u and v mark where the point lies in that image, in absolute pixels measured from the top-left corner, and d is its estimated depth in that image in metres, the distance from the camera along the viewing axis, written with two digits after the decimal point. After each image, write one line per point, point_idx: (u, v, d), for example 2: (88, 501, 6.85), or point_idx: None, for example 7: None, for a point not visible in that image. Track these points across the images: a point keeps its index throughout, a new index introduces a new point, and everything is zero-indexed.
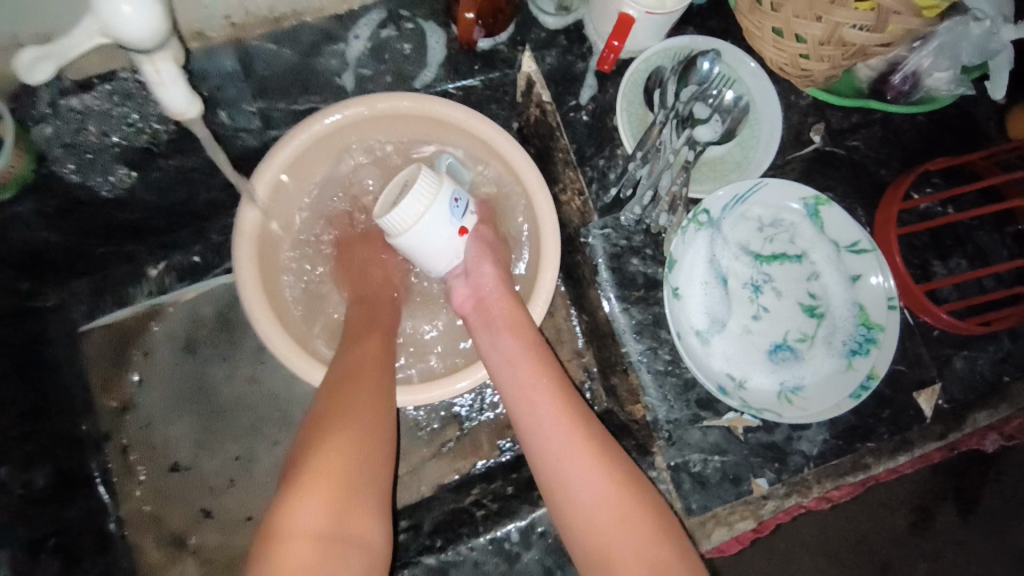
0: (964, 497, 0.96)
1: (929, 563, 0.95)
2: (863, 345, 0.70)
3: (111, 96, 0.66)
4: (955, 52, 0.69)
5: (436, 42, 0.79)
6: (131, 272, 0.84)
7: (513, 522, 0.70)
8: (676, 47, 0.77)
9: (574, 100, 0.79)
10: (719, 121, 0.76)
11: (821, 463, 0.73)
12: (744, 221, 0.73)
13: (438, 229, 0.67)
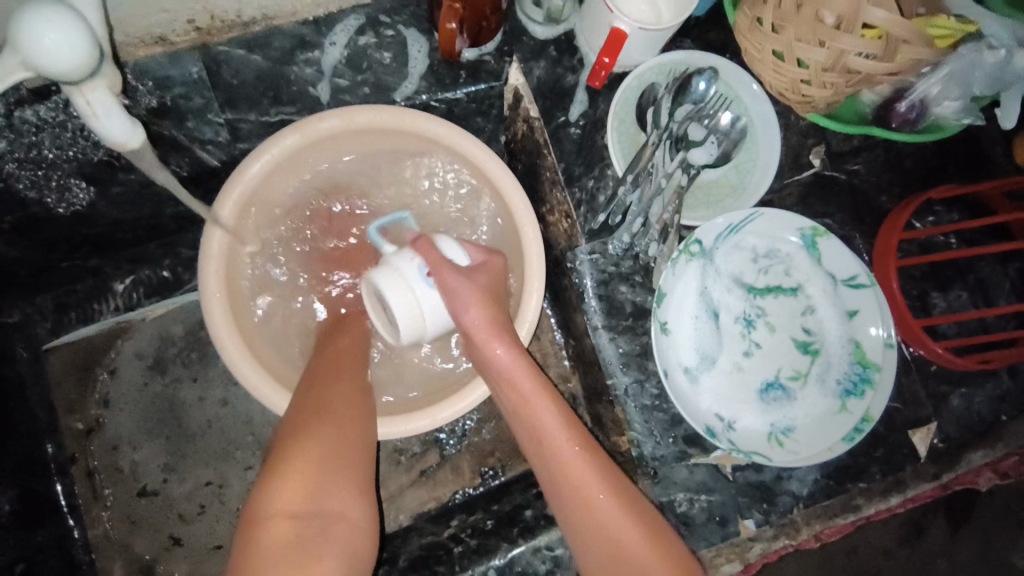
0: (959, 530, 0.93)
1: None
2: (857, 386, 0.67)
3: (68, 107, 0.61)
4: (967, 80, 0.64)
5: (418, 51, 0.75)
6: (96, 287, 0.79)
7: (490, 560, 0.68)
8: (670, 62, 0.72)
9: (563, 116, 0.74)
10: (715, 144, 0.72)
11: (811, 504, 0.71)
12: (738, 252, 0.69)
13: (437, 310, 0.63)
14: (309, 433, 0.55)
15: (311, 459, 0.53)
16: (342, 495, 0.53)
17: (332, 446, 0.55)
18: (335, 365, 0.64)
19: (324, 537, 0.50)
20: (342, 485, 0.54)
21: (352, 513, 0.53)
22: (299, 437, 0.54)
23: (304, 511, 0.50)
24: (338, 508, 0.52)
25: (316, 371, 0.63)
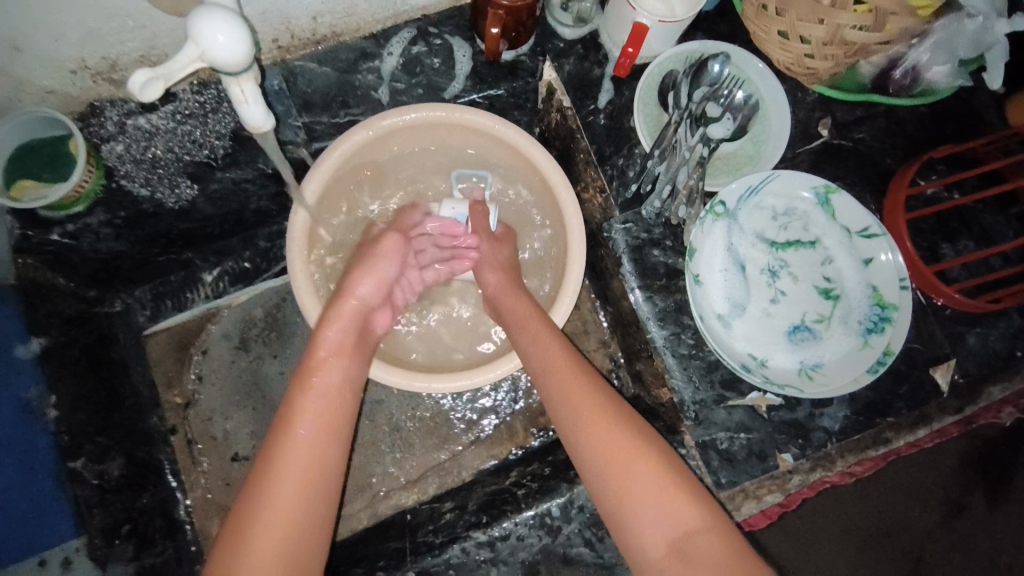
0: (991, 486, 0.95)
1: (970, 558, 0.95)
2: (877, 324, 0.74)
3: (174, 116, 0.73)
4: (953, 46, 0.72)
5: (463, 55, 0.85)
6: (187, 278, 0.90)
7: (552, 498, 0.74)
8: (686, 52, 0.82)
9: (593, 105, 0.84)
10: (731, 119, 0.81)
11: (843, 439, 0.77)
12: (759, 212, 0.77)
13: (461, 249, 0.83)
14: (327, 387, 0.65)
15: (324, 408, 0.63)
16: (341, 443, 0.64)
17: (337, 397, 0.65)
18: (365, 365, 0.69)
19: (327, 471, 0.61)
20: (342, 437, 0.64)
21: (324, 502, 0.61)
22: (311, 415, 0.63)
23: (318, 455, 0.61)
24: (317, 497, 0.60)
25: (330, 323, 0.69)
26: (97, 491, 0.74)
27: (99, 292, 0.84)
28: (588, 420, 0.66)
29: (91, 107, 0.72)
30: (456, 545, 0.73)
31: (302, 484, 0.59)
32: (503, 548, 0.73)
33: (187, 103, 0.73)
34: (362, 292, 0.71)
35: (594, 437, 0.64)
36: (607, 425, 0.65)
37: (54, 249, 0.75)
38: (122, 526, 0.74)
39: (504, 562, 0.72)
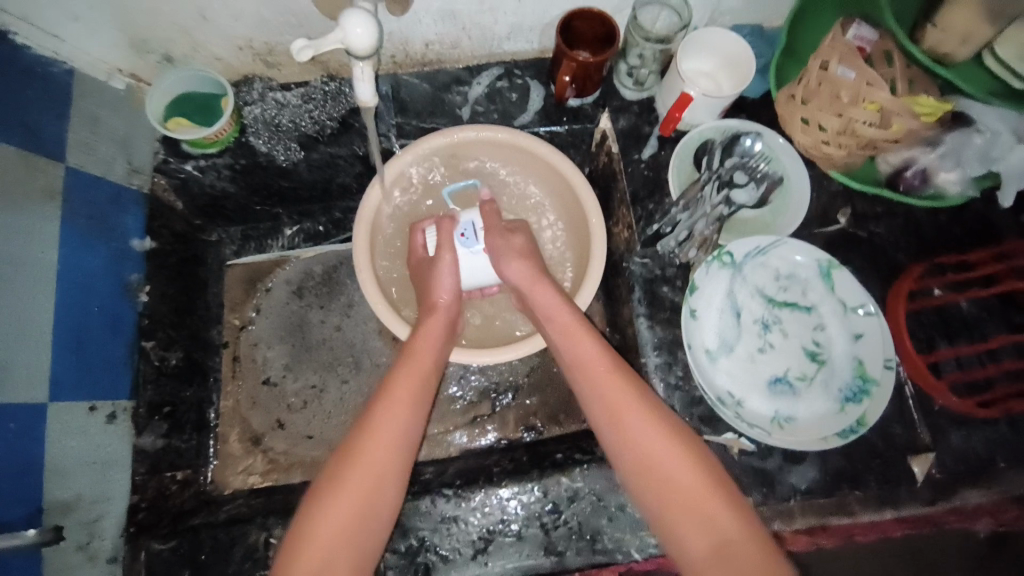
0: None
1: None
2: (856, 394, 0.80)
3: (301, 96, 0.96)
4: (959, 155, 0.82)
5: (537, 95, 1.02)
6: (272, 228, 1.10)
7: (524, 481, 0.81)
8: (726, 125, 0.94)
9: (637, 155, 0.96)
10: (755, 188, 0.90)
11: (806, 497, 0.80)
12: (763, 270, 0.86)
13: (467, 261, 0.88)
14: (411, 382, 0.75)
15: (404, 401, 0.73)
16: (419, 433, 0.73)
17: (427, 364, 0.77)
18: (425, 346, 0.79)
19: (405, 462, 0.69)
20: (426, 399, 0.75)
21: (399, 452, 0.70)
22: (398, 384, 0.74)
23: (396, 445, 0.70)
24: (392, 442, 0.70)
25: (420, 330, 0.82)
26: (154, 370, 0.89)
27: (203, 223, 1.05)
28: (633, 425, 0.69)
29: (245, 79, 0.96)
30: (428, 496, 0.81)
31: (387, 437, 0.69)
32: (466, 510, 0.80)
33: (315, 89, 0.96)
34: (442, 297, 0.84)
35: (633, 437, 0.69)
36: (653, 427, 0.68)
37: (183, 176, 0.95)
38: (164, 406, 0.89)
39: (465, 521, 0.80)
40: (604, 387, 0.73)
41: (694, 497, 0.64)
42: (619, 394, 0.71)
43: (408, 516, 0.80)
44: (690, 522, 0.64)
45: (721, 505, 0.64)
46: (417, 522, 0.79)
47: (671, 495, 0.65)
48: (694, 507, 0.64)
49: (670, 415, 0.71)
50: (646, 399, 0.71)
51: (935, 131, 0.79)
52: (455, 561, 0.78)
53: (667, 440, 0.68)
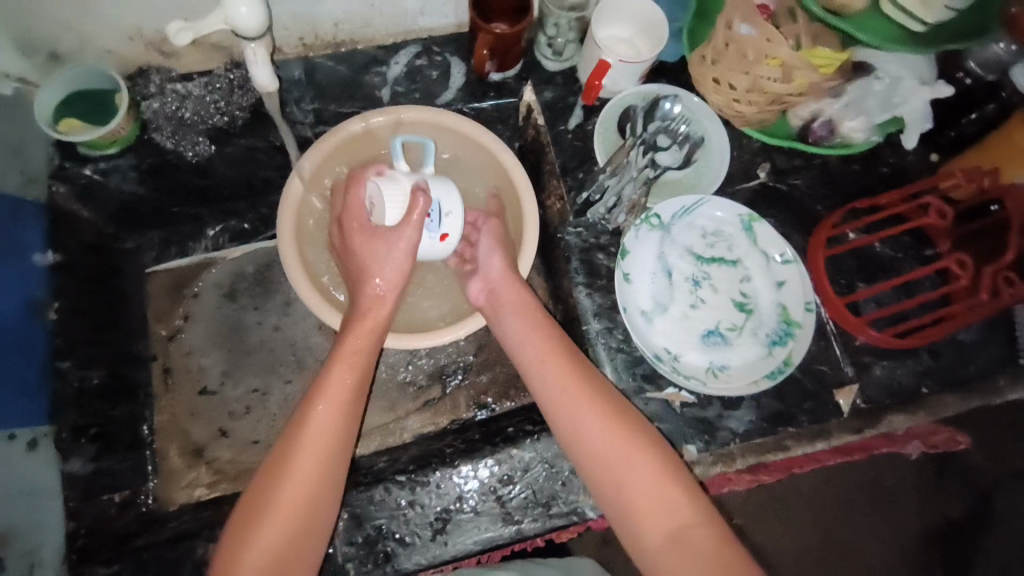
0: (930, 536, 1.11)
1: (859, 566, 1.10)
2: (782, 337, 0.85)
3: (204, 86, 0.92)
4: (863, 104, 0.89)
5: (458, 71, 1.00)
6: (193, 230, 1.00)
7: (478, 459, 0.82)
8: (646, 90, 0.95)
9: (563, 125, 0.97)
10: (678, 150, 0.93)
11: (746, 439, 0.85)
12: (690, 229, 0.89)
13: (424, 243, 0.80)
14: (333, 400, 0.70)
15: (328, 423, 0.68)
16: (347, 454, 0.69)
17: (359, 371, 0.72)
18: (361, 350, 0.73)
19: (336, 478, 0.68)
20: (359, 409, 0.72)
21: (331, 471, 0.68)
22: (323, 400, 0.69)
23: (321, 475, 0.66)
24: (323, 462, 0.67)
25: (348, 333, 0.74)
26: (75, 393, 0.84)
27: (116, 231, 0.96)
28: (591, 420, 0.72)
29: (140, 70, 0.90)
30: (381, 486, 0.80)
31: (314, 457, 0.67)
32: (421, 493, 0.80)
33: (219, 78, 0.92)
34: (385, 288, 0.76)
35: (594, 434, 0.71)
36: (611, 424, 0.71)
37: (86, 180, 0.91)
38: (91, 428, 0.85)
39: (422, 504, 0.80)
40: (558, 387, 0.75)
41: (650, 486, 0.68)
42: (574, 391, 0.74)
43: (362, 507, 0.79)
44: (655, 511, 0.67)
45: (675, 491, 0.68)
46: (371, 511, 0.79)
47: (633, 488, 0.68)
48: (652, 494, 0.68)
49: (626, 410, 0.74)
50: (600, 395, 0.74)
51: (838, 80, 0.85)
52: (415, 538, 0.78)
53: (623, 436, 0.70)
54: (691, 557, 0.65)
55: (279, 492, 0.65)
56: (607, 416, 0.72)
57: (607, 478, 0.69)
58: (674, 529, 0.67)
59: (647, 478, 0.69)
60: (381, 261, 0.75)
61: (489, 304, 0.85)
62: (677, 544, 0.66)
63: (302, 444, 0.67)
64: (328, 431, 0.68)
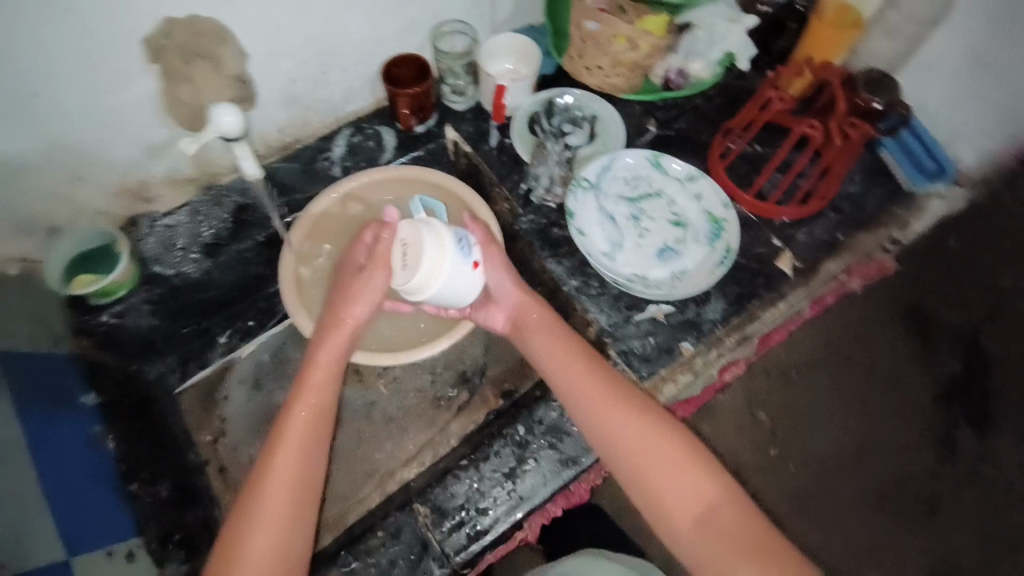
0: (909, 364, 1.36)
1: (860, 406, 1.34)
2: (717, 234, 1.03)
3: (189, 214, 1.07)
4: (696, 50, 1.13)
5: (389, 135, 1.20)
6: (203, 343, 1.06)
7: (521, 422, 0.94)
8: (541, 96, 1.18)
9: (487, 144, 1.16)
10: (583, 129, 1.15)
11: (726, 323, 1.00)
12: (615, 182, 1.08)
13: (459, 266, 0.82)
14: (293, 443, 0.75)
15: (292, 455, 0.74)
16: (314, 479, 0.74)
17: (324, 403, 0.78)
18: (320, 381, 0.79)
19: (308, 499, 0.73)
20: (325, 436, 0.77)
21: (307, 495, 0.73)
22: (288, 432, 0.75)
23: (290, 514, 0.71)
24: (296, 487, 0.72)
25: (302, 387, 0.79)
26: (153, 505, 0.91)
27: (137, 365, 1.03)
28: (613, 420, 0.77)
29: (131, 220, 1.05)
30: (450, 477, 0.91)
31: (283, 484, 0.72)
32: (486, 466, 0.92)
33: (199, 203, 1.07)
34: (355, 317, 0.82)
35: (619, 432, 0.76)
36: (631, 421, 0.76)
37: (104, 327, 1.01)
38: (174, 534, 0.90)
39: (488, 476, 0.91)
40: (578, 393, 0.80)
41: (677, 476, 0.72)
42: (587, 394, 0.80)
43: (442, 497, 0.90)
44: (683, 500, 0.71)
45: (700, 479, 0.72)
46: (450, 497, 0.90)
47: (662, 482, 0.72)
48: (680, 486, 0.72)
49: (647, 405, 0.78)
50: (618, 393, 0.79)
51: (670, 39, 1.10)
52: (491, 502, 0.90)
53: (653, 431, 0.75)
54: (721, 538, 0.69)
55: (247, 535, 0.69)
56: (629, 413, 0.77)
57: (636, 475, 0.74)
58: (701, 511, 0.71)
59: (675, 468, 0.73)
60: (354, 296, 0.82)
61: (508, 329, 0.90)
62: (703, 527, 0.70)
63: (265, 491, 0.71)
64: (295, 470, 0.73)
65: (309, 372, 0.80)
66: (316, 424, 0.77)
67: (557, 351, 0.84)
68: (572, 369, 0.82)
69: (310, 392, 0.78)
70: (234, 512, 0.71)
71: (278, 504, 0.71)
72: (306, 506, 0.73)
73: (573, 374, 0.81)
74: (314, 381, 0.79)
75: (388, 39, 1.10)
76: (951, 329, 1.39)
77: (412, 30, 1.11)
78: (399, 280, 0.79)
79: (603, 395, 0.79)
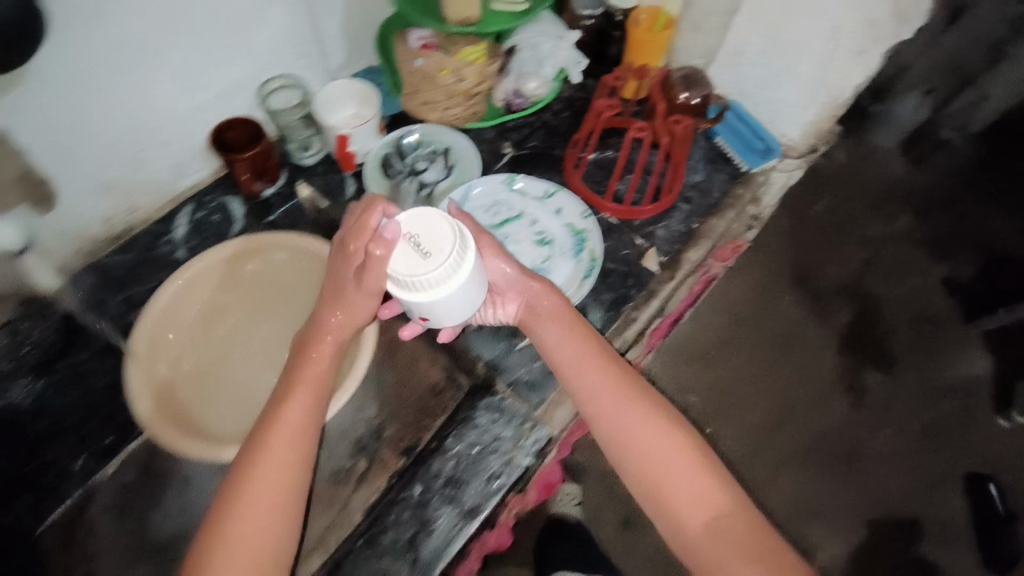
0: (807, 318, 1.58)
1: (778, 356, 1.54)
2: (580, 246, 1.04)
3: (9, 335, 0.98)
4: (526, 71, 1.14)
5: (236, 205, 1.13)
6: (57, 473, 0.94)
7: (416, 481, 0.91)
8: (391, 138, 1.14)
9: (345, 194, 1.14)
10: (438, 165, 1.14)
11: (607, 331, 1.02)
12: (474, 212, 1.08)
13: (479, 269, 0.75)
14: (276, 461, 0.70)
15: (269, 480, 0.69)
16: (297, 500, 0.70)
17: (301, 424, 0.73)
18: (312, 390, 0.75)
19: (287, 524, 0.68)
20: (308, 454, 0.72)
21: (284, 524, 0.68)
22: (269, 454, 0.70)
23: (268, 533, 0.67)
24: (270, 515, 0.68)
25: (290, 398, 0.74)
26: None
27: None
28: (615, 415, 0.76)
29: None
30: (349, 556, 0.87)
31: (251, 514, 0.67)
32: (384, 536, 0.88)
33: (19, 321, 0.99)
34: (331, 330, 0.78)
35: (623, 423, 0.75)
36: (638, 414, 0.75)
37: None
38: None
39: (388, 549, 0.87)
40: (576, 380, 0.78)
41: (687, 476, 0.72)
42: (589, 377, 0.78)
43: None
44: (691, 503, 0.70)
45: (710, 483, 0.71)
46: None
47: (671, 480, 0.71)
48: (689, 487, 0.71)
49: (657, 397, 0.77)
50: (622, 378, 0.78)
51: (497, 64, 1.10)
52: (394, 575, 0.85)
53: (678, 440, 0.73)
54: (727, 544, 0.68)
55: (214, 564, 0.65)
56: (636, 405, 0.76)
57: (640, 472, 0.73)
58: (711, 517, 0.70)
59: (685, 469, 0.72)
60: (337, 296, 0.77)
61: (519, 319, 0.86)
62: (713, 534, 0.69)
63: (240, 518, 0.67)
64: (263, 496, 0.68)
65: (290, 388, 0.75)
66: (301, 442, 0.72)
67: (564, 332, 0.81)
68: (573, 352, 0.80)
69: (291, 408, 0.73)
70: (206, 537, 0.67)
71: (254, 533, 0.67)
72: (284, 531, 0.68)
73: (578, 359, 0.79)
74: (290, 400, 0.74)
75: (207, 105, 1.03)
76: (836, 282, 1.62)
77: (234, 92, 1.05)
78: (421, 273, 0.66)
79: (602, 381, 0.77)
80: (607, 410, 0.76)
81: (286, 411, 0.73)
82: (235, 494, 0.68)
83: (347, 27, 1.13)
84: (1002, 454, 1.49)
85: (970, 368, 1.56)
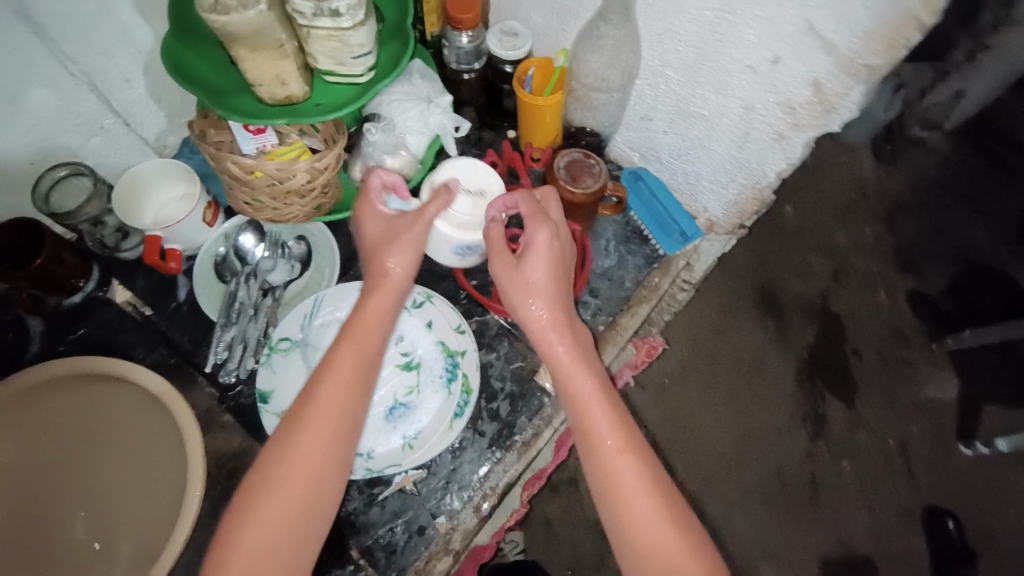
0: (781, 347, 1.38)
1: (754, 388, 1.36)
2: (452, 372, 0.87)
3: None
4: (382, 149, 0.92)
5: (34, 319, 0.95)
6: None
7: None
8: (223, 231, 0.95)
9: (174, 301, 0.96)
10: (285, 264, 0.93)
11: (486, 477, 0.86)
12: (326, 328, 0.87)
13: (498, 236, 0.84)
14: (298, 458, 0.65)
15: (296, 476, 0.64)
16: (324, 501, 0.66)
17: (340, 414, 0.68)
18: (343, 384, 0.70)
19: (305, 529, 0.64)
20: (344, 450, 0.68)
21: (311, 526, 0.65)
22: (281, 465, 0.65)
23: (295, 517, 0.64)
24: (274, 529, 0.62)
25: (316, 393, 0.69)
26: None
27: None
28: (641, 521, 0.64)
29: None
30: None
31: (265, 524, 0.62)
32: None
33: None
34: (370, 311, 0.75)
35: (639, 532, 0.64)
36: (657, 520, 0.64)
37: None
38: None
39: None
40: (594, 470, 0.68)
41: None
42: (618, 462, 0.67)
43: None
44: None
45: None
46: None
47: None
48: None
49: (675, 497, 0.67)
50: (651, 466, 0.68)
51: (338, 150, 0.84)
52: None
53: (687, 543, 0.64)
54: None
55: None
56: (658, 509, 0.65)
57: None
58: None
59: None
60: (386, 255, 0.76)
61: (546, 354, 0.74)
62: None
63: (244, 531, 0.62)
64: (291, 494, 0.64)
65: (309, 392, 0.69)
66: (329, 437, 0.67)
67: (590, 406, 0.70)
68: (605, 428, 0.69)
69: (316, 405, 0.68)
70: (233, 512, 0.64)
71: (261, 548, 0.62)
72: (306, 538, 0.64)
73: (599, 445, 0.68)
74: (354, 366, 0.71)
75: None
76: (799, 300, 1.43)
77: None
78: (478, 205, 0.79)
79: (631, 471, 0.67)
80: (621, 483, 0.66)
81: (314, 404, 0.68)
82: (246, 506, 0.63)
83: (154, 90, 0.91)
84: (966, 485, 1.36)
85: (935, 392, 1.41)
